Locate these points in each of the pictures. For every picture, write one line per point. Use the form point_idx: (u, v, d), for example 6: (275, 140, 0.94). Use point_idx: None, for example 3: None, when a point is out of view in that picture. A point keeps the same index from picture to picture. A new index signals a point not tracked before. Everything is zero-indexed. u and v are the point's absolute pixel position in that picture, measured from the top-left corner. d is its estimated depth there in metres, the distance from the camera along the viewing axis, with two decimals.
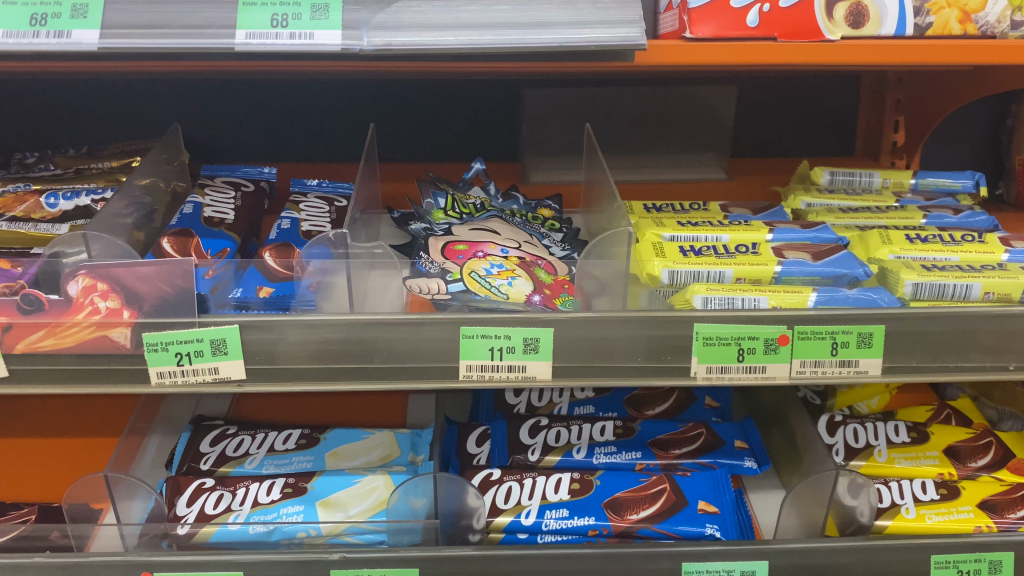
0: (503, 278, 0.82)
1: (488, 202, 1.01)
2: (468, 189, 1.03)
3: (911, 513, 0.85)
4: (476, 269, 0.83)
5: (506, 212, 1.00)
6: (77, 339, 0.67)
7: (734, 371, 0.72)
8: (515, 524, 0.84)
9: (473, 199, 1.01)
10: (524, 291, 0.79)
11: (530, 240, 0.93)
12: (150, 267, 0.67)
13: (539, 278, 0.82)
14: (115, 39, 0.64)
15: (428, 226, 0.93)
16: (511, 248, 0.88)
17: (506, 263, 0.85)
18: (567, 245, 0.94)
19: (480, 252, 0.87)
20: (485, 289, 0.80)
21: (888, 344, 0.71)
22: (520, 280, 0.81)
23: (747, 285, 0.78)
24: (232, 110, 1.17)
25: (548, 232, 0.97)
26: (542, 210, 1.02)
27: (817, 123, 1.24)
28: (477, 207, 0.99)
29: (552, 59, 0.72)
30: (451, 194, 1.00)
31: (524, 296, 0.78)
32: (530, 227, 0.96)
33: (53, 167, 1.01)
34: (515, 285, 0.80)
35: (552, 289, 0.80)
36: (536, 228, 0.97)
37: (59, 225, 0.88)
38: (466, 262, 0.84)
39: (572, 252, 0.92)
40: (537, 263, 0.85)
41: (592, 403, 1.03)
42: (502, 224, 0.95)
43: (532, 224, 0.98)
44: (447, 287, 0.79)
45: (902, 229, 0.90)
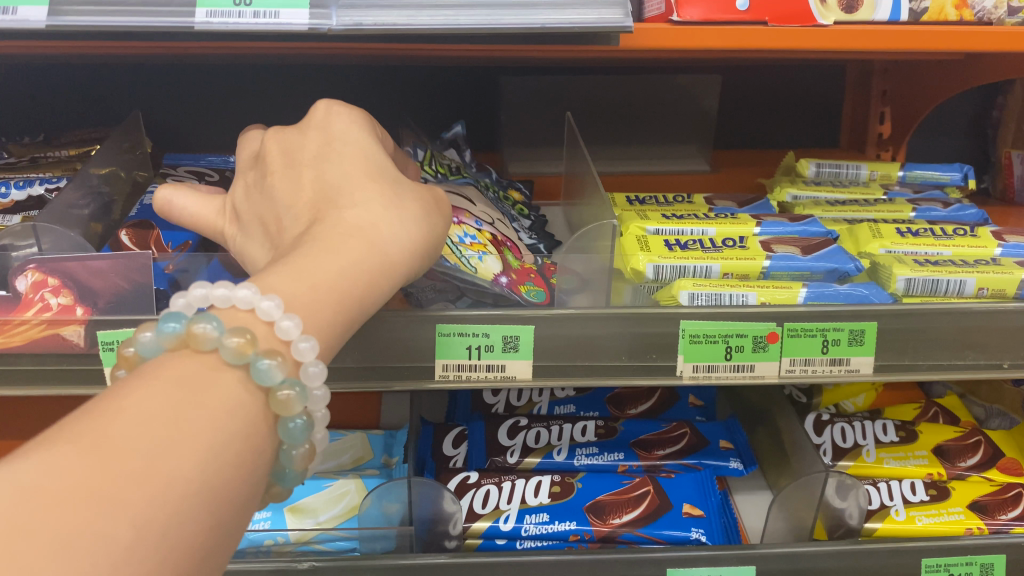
0: (473, 250, 0.73)
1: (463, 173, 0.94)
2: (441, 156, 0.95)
3: (901, 515, 0.83)
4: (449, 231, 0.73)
5: (480, 183, 0.95)
6: (25, 338, 0.64)
7: (721, 370, 0.69)
8: (493, 530, 0.80)
9: (449, 160, 0.94)
10: (493, 269, 0.71)
11: (501, 219, 0.87)
12: (104, 261, 0.64)
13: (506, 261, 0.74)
14: (64, 17, 0.60)
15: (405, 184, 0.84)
16: (484, 224, 0.81)
17: (480, 237, 0.76)
18: (534, 235, 0.92)
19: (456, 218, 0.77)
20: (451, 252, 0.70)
21: (879, 342, 0.69)
22: (490, 258, 0.73)
23: (736, 281, 0.76)
24: (199, 97, 1.12)
25: (517, 216, 0.95)
26: (512, 193, 1.01)
27: (803, 116, 1.21)
28: (451, 170, 0.92)
29: (530, 40, 0.69)
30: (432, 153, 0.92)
31: (493, 274, 0.71)
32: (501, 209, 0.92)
33: (6, 156, 0.96)
34: (485, 261, 0.72)
35: (518, 274, 0.73)
36: (506, 208, 0.94)
37: (10, 218, 0.83)
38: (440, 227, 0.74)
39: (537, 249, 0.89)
40: (507, 245, 0.81)
41: (573, 402, 0.99)
42: (478, 199, 0.87)
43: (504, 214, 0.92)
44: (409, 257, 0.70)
45: (892, 223, 0.87)
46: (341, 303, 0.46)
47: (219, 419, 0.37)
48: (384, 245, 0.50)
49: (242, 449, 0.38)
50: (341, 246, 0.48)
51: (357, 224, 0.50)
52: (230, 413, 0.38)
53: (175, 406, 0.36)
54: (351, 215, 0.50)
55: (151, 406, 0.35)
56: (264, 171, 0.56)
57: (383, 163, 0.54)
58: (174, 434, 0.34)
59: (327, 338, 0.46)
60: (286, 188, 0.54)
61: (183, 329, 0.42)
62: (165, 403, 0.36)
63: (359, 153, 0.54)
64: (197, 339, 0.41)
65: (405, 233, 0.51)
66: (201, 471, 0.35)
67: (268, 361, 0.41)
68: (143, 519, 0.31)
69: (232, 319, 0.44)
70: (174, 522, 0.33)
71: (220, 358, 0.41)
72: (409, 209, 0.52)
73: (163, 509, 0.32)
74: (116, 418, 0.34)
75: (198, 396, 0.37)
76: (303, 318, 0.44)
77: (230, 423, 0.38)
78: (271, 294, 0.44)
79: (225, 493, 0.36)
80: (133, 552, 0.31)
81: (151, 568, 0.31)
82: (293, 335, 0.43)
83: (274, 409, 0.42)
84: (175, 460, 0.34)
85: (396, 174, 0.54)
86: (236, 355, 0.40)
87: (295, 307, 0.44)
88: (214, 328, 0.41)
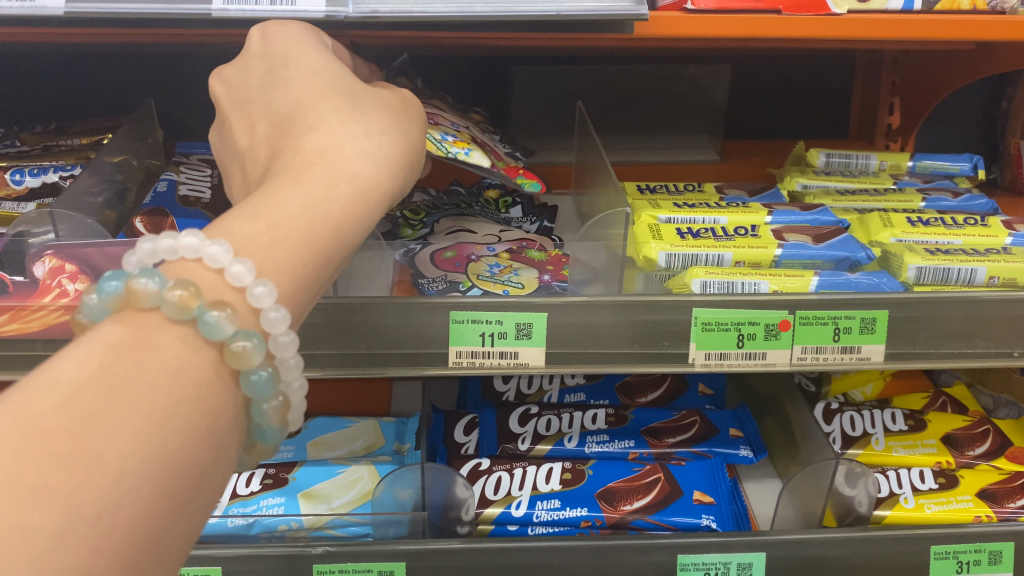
0: (458, 149, 0.72)
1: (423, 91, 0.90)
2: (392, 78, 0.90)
3: (909, 503, 0.84)
4: (431, 132, 0.71)
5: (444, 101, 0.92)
6: (43, 324, 0.64)
7: (733, 357, 0.69)
8: (505, 516, 0.80)
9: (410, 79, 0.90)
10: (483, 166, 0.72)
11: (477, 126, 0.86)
12: (121, 247, 0.65)
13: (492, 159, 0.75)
14: (82, 3, 0.60)
15: None
16: (458, 126, 0.80)
17: (457, 135, 0.75)
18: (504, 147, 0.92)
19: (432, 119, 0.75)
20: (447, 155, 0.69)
21: (890, 329, 0.69)
22: (477, 155, 0.73)
23: (748, 269, 0.76)
24: (211, 86, 1.13)
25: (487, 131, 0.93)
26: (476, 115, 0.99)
27: (813, 107, 1.21)
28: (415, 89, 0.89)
29: (544, 28, 0.69)
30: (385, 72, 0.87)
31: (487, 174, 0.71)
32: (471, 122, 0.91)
33: (19, 144, 0.97)
34: (473, 160, 0.72)
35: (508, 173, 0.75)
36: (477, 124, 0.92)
37: (25, 204, 0.85)
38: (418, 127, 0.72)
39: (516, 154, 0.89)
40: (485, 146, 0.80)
41: (583, 390, 0.99)
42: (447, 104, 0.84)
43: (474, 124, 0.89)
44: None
45: (903, 212, 0.87)
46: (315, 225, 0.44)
47: (161, 379, 0.34)
48: (353, 163, 0.47)
49: (194, 409, 0.35)
50: (305, 173, 0.45)
51: (319, 146, 0.47)
52: (177, 376, 0.35)
53: (111, 373, 0.33)
54: (313, 138, 0.48)
55: (78, 375, 0.32)
56: (224, 127, 0.54)
57: (336, 81, 0.52)
58: (103, 404, 0.32)
59: (300, 262, 0.43)
60: (245, 130, 0.52)
61: (125, 289, 0.39)
62: (97, 372, 0.33)
63: (307, 74, 0.52)
64: (138, 297, 0.38)
65: (372, 147, 0.49)
66: (141, 444, 0.32)
67: (215, 314, 0.38)
68: (73, 503, 0.29)
69: (181, 272, 0.41)
70: (114, 497, 0.30)
71: (165, 313, 0.38)
72: (372, 122, 0.50)
73: (96, 489, 0.30)
74: (39, 392, 0.31)
75: (137, 358, 0.35)
76: (264, 251, 0.42)
77: (177, 387, 0.35)
78: (217, 238, 0.41)
79: (174, 461, 0.33)
80: (65, 538, 0.29)
81: (88, 554, 0.29)
82: (246, 280, 0.40)
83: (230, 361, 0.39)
84: (107, 437, 0.31)
85: (352, 90, 0.52)
86: (179, 309, 0.38)
87: (254, 247, 0.41)
88: (155, 283, 0.38)
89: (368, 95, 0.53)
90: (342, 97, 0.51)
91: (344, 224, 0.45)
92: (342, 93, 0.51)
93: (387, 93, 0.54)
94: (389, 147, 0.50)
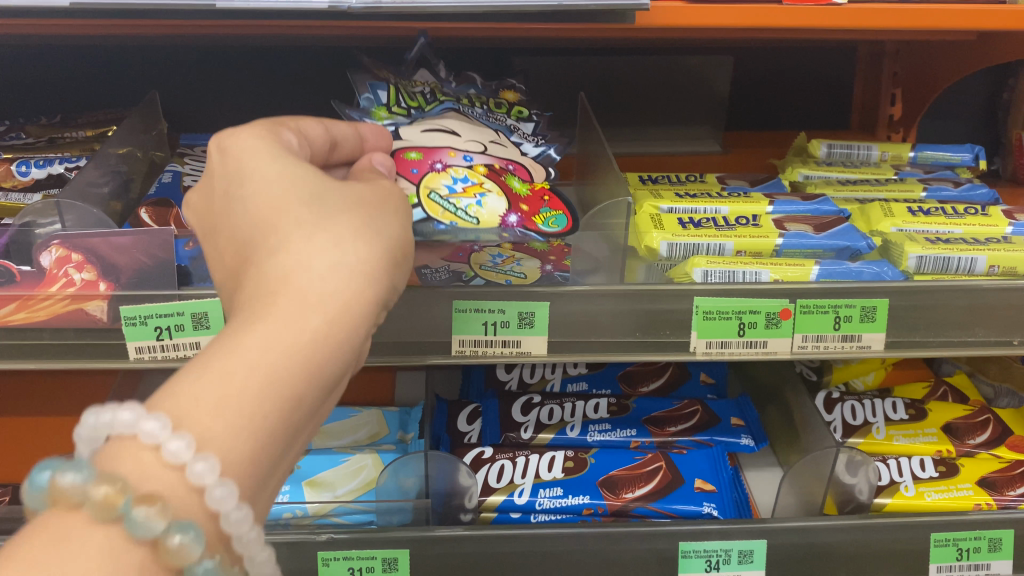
0: (469, 196, 0.69)
1: (438, 91, 0.81)
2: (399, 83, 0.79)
3: (910, 491, 0.84)
4: (436, 186, 0.69)
5: (461, 100, 0.81)
6: (51, 313, 0.65)
7: (734, 346, 0.70)
8: (508, 504, 0.81)
9: (420, 87, 0.80)
10: (498, 210, 0.68)
11: (497, 138, 0.77)
12: (127, 237, 0.65)
13: (512, 191, 0.70)
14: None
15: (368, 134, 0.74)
16: (475, 153, 0.74)
17: (468, 174, 0.71)
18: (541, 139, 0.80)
19: (439, 162, 0.71)
20: (453, 216, 0.67)
21: (891, 318, 0.69)
22: (491, 198, 0.69)
23: (749, 258, 0.76)
24: (214, 78, 1.13)
25: (515, 121, 0.81)
26: (505, 92, 0.85)
27: (815, 98, 1.22)
28: (427, 98, 0.79)
29: (547, 19, 0.69)
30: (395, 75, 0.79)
31: (500, 220, 0.67)
32: (495, 120, 0.80)
33: (24, 137, 0.97)
34: (486, 204, 0.68)
35: (529, 205, 0.70)
36: (500, 119, 0.81)
37: (32, 196, 0.86)
38: (420, 180, 0.69)
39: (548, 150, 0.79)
40: (508, 171, 0.73)
41: (585, 379, 1.00)
42: (457, 122, 0.77)
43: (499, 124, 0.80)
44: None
45: (904, 202, 0.88)
46: (279, 371, 0.40)
47: None
48: (322, 286, 0.43)
49: None
50: (265, 313, 0.41)
51: (280, 275, 0.43)
52: None
53: None
54: (274, 265, 0.44)
55: None
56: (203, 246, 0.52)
57: (301, 178, 0.48)
58: None
59: (264, 418, 0.39)
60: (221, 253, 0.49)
61: (52, 483, 0.35)
62: None
63: (267, 181, 0.47)
64: (65, 495, 0.35)
65: (340, 258, 0.44)
66: None
67: (144, 509, 0.34)
68: None
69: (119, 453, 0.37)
70: None
71: (91, 512, 0.34)
72: (340, 231, 0.46)
73: None
74: None
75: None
76: (218, 412, 0.38)
77: None
78: (156, 413, 0.37)
79: None
80: None
81: None
82: (186, 457, 0.36)
83: (166, 560, 0.35)
84: None
85: (319, 195, 0.47)
86: (103, 511, 0.34)
87: (199, 414, 0.37)
88: (82, 479, 0.35)
89: (338, 191, 0.49)
90: (305, 205, 0.46)
91: (310, 365, 0.41)
92: (305, 194, 0.47)
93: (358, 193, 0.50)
94: (360, 254, 0.45)
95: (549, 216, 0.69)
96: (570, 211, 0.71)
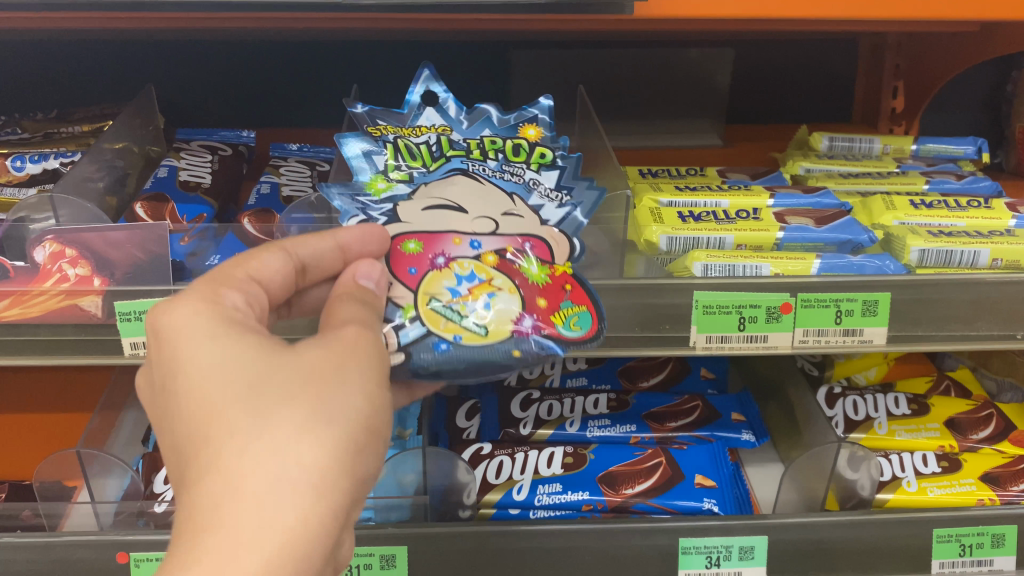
0: (477, 300, 0.61)
1: (445, 138, 0.77)
2: (397, 139, 0.75)
3: (912, 487, 0.84)
4: (437, 292, 0.62)
5: (471, 151, 0.75)
6: (44, 309, 0.64)
7: (734, 340, 0.69)
8: (507, 500, 0.81)
9: (425, 138, 0.76)
10: (511, 313, 0.61)
11: (513, 203, 0.70)
12: (121, 232, 0.65)
13: (525, 283, 0.63)
14: None
15: (365, 208, 0.69)
16: (483, 236, 0.66)
17: (473, 268, 0.63)
18: (564, 194, 0.73)
19: (441, 256, 0.64)
20: (458, 327, 0.60)
21: (894, 311, 0.68)
22: (502, 297, 0.62)
23: (749, 252, 0.76)
24: (211, 74, 1.13)
25: (535, 172, 0.74)
26: (525, 133, 0.78)
27: (817, 91, 1.21)
28: (432, 153, 0.75)
29: (545, 10, 0.68)
30: (392, 128, 0.76)
31: (515, 325, 0.60)
32: (511, 176, 0.73)
33: (20, 132, 0.97)
34: (498, 305, 0.61)
35: (548, 299, 0.63)
36: (518, 169, 0.74)
37: (26, 190, 0.85)
38: (420, 282, 0.62)
39: (570, 209, 0.71)
40: (524, 252, 0.65)
41: (585, 374, 0.99)
42: (462, 194, 0.69)
43: (514, 178, 0.73)
44: (397, 331, 0.59)
45: (906, 195, 0.87)
46: None
47: None
48: (269, 507, 0.41)
49: None
50: (205, 544, 0.39)
51: (222, 493, 0.40)
52: None
53: None
54: (214, 483, 0.41)
55: None
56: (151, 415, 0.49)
57: (241, 361, 0.44)
58: None
59: None
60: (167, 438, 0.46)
61: None
62: None
63: (204, 368, 0.44)
64: None
65: (282, 469, 0.41)
66: None
67: None
68: None
69: None
70: None
71: None
72: (287, 424, 0.43)
73: None
74: None
75: None
76: None
77: None
78: None
79: None
80: None
81: None
82: None
83: None
84: None
85: (264, 378, 0.44)
86: None
87: None
88: None
89: (281, 371, 0.44)
90: (247, 397, 0.43)
91: None
92: (244, 389, 0.43)
93: (314, 359, 0.46)
94: (308, 458, 0.42)
95: (568, 314, 0.63)
96: (592, 301, 0.64)
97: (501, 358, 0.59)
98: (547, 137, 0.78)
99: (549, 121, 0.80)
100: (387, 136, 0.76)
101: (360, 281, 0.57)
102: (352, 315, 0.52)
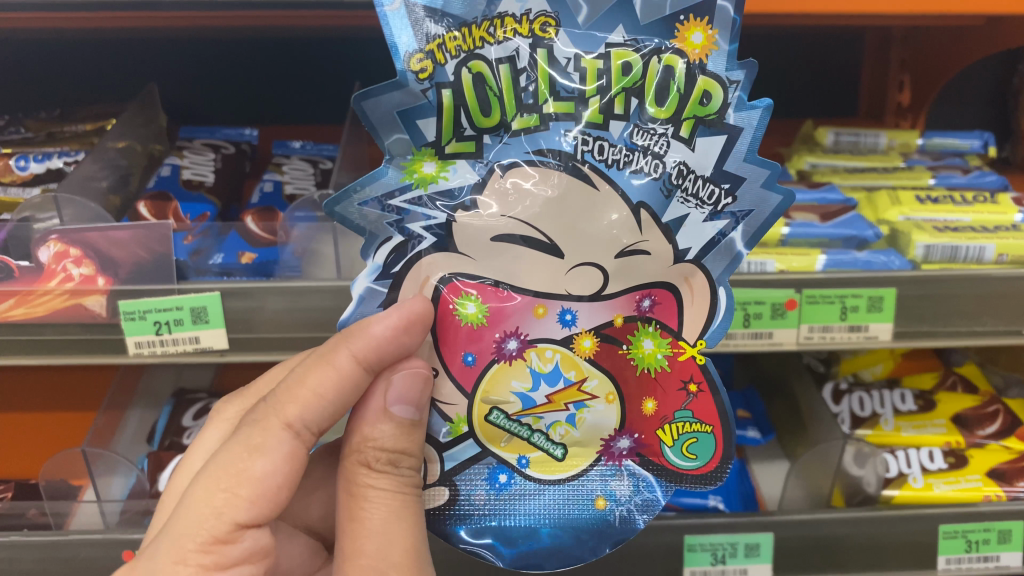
0: (554, 411, 0.54)
1: (544, 54, 0.50)
2: (468, 61, 0.50)
3: (919, 483, 0.82)
4: (503, 397, 0.54)
5: (583, 82, 0.51)
6: (48, 308, 0.64)
7: (739, 336, 0.70)
8: None
9: (507, 47, 0.50)
10: (600, 430, 0.55)
11: (647, 204, 0.52)
12: (126, 231, 0.64)
13: (626, 380, 0.54)
14: None
15: (400, 216, 0.52)
16: (579, 304, 0.53)
17: (559, 360, 0.54)
18: (726, 180, 0.52)
19: (515, 338, 0.53)
20: (526, 444, 0.54)
21: (900, 307, 0.68)
22: (593, 410, 0.54)
23: (754, 249, 0.76)
24: (214, 72, 1.13)
25: (681, 135, 0.51)
26: (684, 36, 0.50)
27: (822, 85, 1.20)
28: (518, 86, 0.51)
29: None
30: (456, 48, 0.49)
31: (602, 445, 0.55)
32: (644, 146, 0.51)
33: (23, 131, 0.97)
34: (583, 424, 0.55)
35: (656, 397, 0.54)
36: (660, 131, 0.51)
37: (30, 189, 0.85)
38: (484, 379, 0.54)
39: (727, 221, 0.52)
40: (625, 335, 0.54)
41: None
42: (553, 217, 0.51)
43: (649, 169, 0.51)
44: (442, 452, 0.55)
45: (911, 190, 0.86)
46: None
47: None
48: None
49: None
50: None
51: None
52: None
53: None
54: None
55: None
56: None
57: None
58: None
59: None
60: None
61: None
62: None
63: None
64: None
65: None
66: None
67: None
68: None
69: None
70: None
71: None
72: None
73: None
74: None
75: None
76: None
77: None
78: None
79: None
80: None
81: None
82: None
83: None
84: None
85: None
86: None
87: None
88: None
89: None
90: None
91: None
92: None
93: None
94: None
95: (683, 433, 0.54)
96: (719, 422, 0.54)
97: (583, 502, 0.55)
98: (718, 55, 0.50)
99: (734, 15, 0.49)
100: (447, 55, 0.49)
101: (393, 410, 0.51)
102: (385, 517, 0.51)
